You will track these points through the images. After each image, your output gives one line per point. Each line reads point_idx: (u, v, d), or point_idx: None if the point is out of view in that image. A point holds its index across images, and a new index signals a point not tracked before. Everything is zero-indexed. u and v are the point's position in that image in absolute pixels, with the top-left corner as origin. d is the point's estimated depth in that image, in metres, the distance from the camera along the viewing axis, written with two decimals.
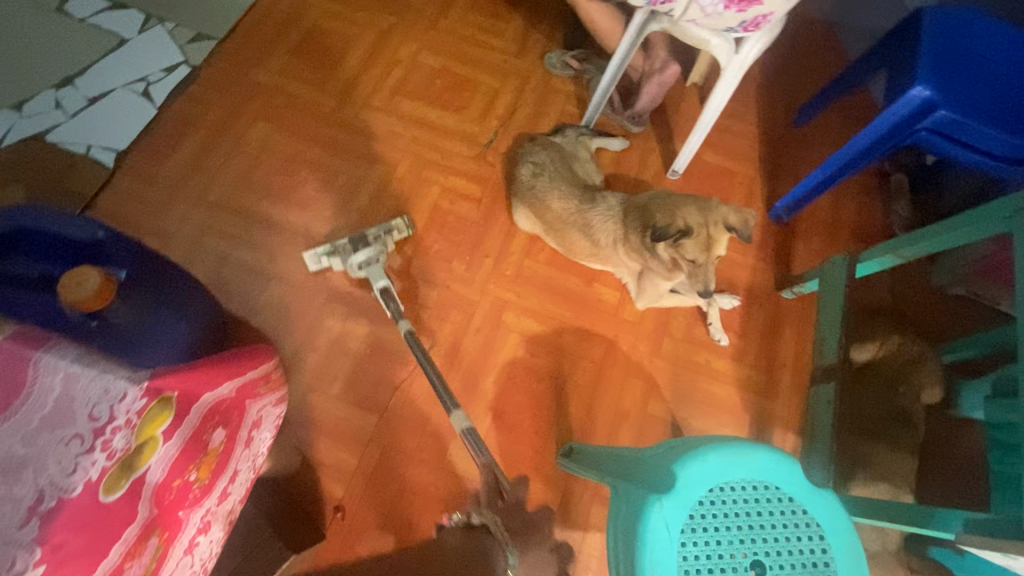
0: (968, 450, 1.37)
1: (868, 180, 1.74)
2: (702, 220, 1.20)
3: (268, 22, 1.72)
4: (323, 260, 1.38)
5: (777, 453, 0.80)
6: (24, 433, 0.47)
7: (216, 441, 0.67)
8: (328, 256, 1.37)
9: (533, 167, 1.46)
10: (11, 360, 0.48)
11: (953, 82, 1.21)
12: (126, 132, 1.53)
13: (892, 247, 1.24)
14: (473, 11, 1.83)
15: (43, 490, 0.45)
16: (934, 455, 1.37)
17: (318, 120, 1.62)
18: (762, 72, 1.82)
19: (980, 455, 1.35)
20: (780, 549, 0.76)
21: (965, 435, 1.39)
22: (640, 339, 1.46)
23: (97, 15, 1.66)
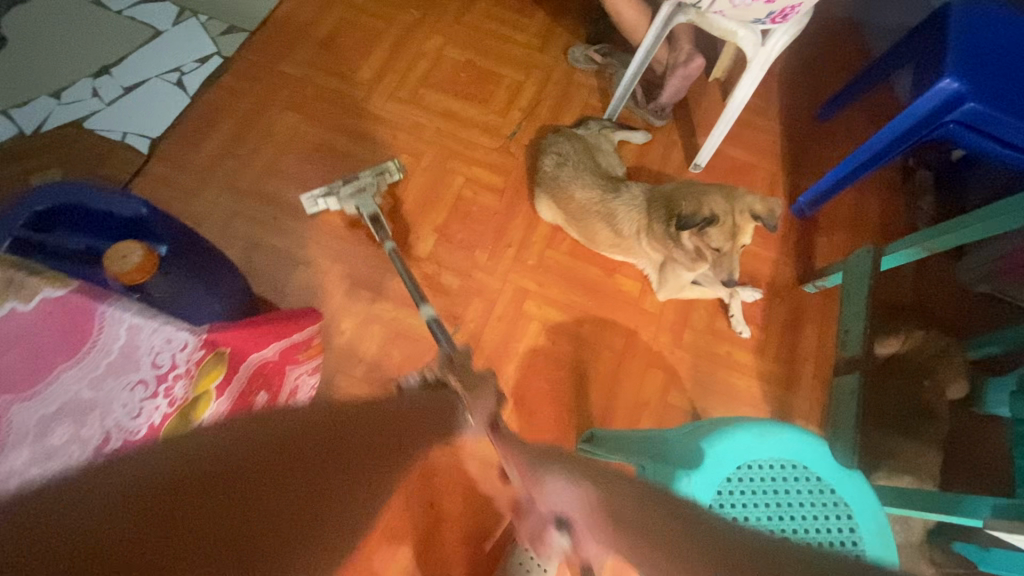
0: (993, 447, 1.36)
1: (892, 177, 1.73)
2: (728, 208, 1.22)
3: (298, 16, 1.76)
4: (319, 201, 1.45)
5: (804, 433, 0.81)
6: (93, 378, 0.55)
7: (259, 399, 0.76)
8: (324, 197, 1.44)
9: (557, 158, 1.48)
10: (79, 309, 0.55)
11: (983, 75, 1.21)
12: (160, 120, 1.58)
13: (918, 240, 1.23)
14: (498, 7, 1.86)
15: (110, 431, 0.54)
16: (959, 452, 1.36)
17: (345, 110, 1.65)
18: (785, 69, 1.82)
19: (1006, 453, 1.34)
20: (808, 528, 0.77)
21: (990, 432, 1.37)
22: (661, 330, 1.46)
23: (134, 7, 1.71)
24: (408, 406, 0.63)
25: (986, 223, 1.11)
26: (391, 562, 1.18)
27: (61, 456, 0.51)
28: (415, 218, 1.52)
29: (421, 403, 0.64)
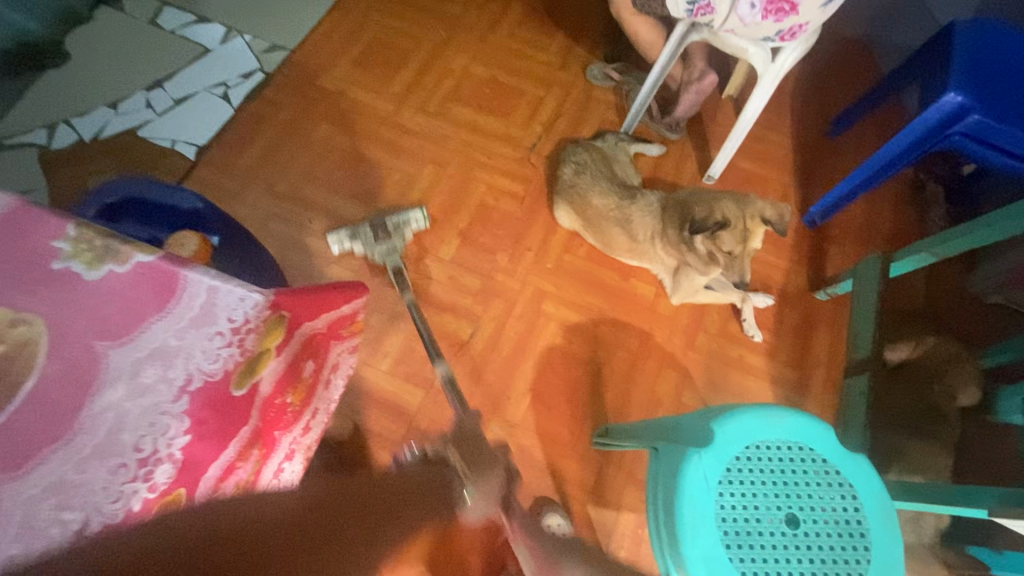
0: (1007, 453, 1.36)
1: (902, 190, 1.78)
2: (738, 213, 1.28)
3: (335, 35, 1.89)
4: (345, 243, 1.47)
5: (810, 417, 0.85)
6: (178, 329, 0.58)
7: (306, 371, 0.77)
8: (350, 240, 1.47)
9: (576, 167, 1.56)
10: (166, 271, 0.60)
11: (986, 89, 1.26)
12: (206, 129, 1.70)
13: (925, 246, 1.28)
14: (521, 28, 1.97)
15: (191, 373, 0.58)
16: (971, 457, 1.37)
17: (376, 122, 1.76)
18: (796, 86, 1.90)
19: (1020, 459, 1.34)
20: (813, 506, 0.80)
21: (1003, 439, 1.38)
22: (675, 333, 1.51)
23: (186, 28, 1.86)
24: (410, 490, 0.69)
25: (990, 228, 1.15)
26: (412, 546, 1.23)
27: (151, 394, 0.55)
28: (440, 222, 1.61)
29: (417, 476, 0.72)
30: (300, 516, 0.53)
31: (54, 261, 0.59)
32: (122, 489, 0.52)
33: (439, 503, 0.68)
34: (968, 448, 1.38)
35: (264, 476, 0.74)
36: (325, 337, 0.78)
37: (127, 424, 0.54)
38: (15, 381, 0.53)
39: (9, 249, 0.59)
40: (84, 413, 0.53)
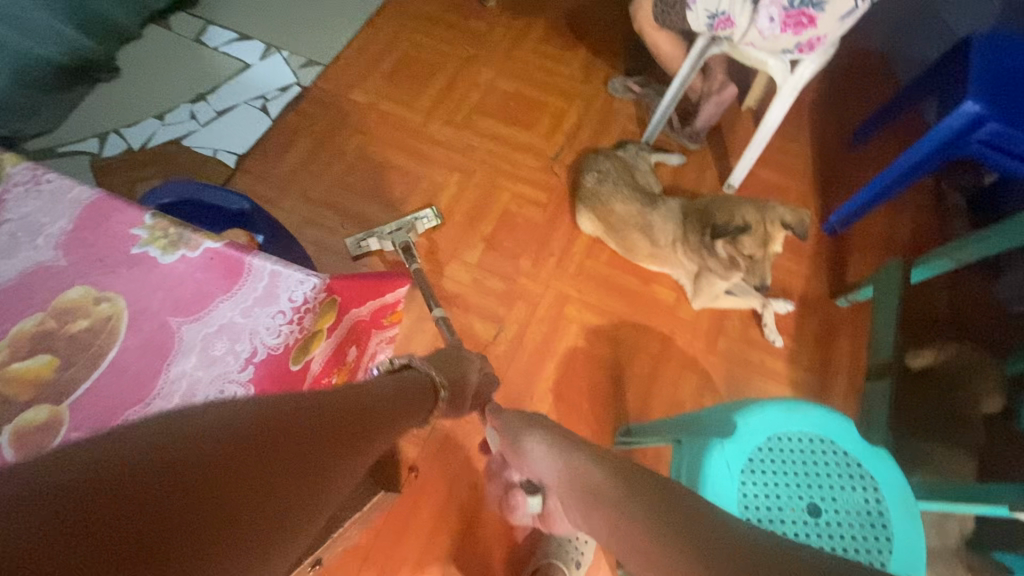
0: None
1: (924, 201, 1.79)
2: (759, 217, 1.31)
3: (367, 52, 1.99)
4: (362, 241, 1.55)
5: (833, 411, 0.87)
6: (244, 307, 0.62)
7: (351, 356, 0.81)
8: (365, 236, 1.56)
9: (598, 175, 1.61)
10: (233, 255, 0.65)
11: (1005, 99, 1.29)
12: (245, 139, 1.79)
13: (945, 252, 1.30)
14: (544, 44, 2.05)
15: (255, 347, 0.61)
16: (999, 463, 1.36)
17: (406, 133, 1.84)
18: (815, 99, 1.93)
19: None
20: (836, 496, 0.83)
21: None
22: (696, 337, 1.54)
23: (228, 45, 1.97)
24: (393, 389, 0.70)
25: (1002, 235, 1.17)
26: (438, 538, 1.26)
27: (220, 364, 0.59)
28: (466, 227, 1.67)
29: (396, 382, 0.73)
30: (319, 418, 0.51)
31: (133, 247, 0.65)
32: None
33: (416, 410, 0.71)
34: (996, 454, 1.37)
35: None
36: (367, 325, 0.83)
37: (196, 391, 0.58)
38: (100, 352, 0.60)
39: (98, 236, 0.66)
40: (161, 379, 0.58)
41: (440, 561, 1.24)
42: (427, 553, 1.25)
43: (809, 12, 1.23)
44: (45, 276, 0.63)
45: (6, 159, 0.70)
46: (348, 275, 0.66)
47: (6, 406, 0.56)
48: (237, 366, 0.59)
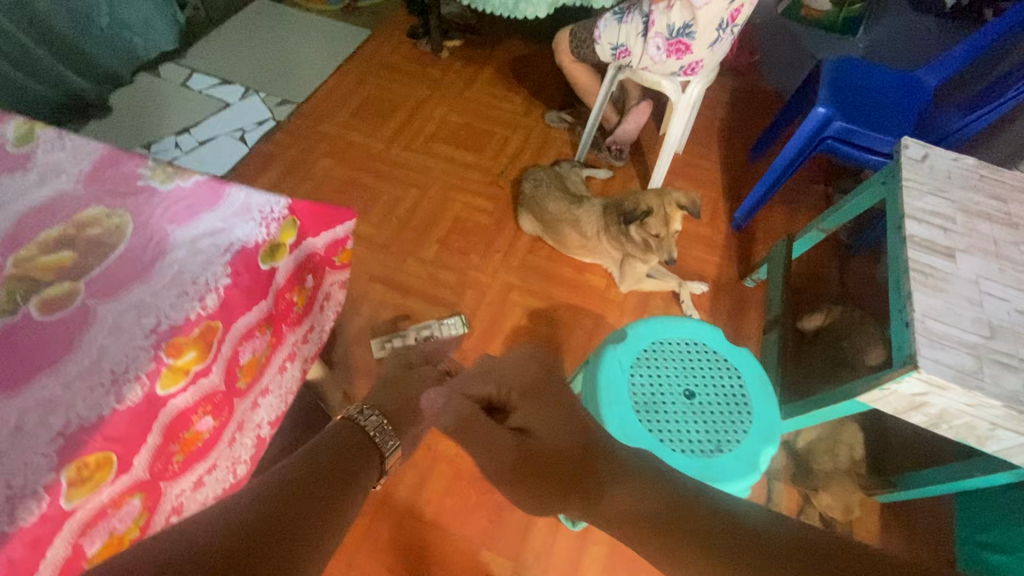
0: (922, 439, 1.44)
1: (818, 200, 2.08)
2: (660, 202, 1.57)
3: (336, 93, 2.28)
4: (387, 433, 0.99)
5: (701, 322, 1.08)
6: (225, 216, 0.82)
7: (309, 283, 1.00)
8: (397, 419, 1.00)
9: (534, 183, 1.88)
10: (215, 185, 0.86)
11: (846, 106, 1.61)
12: (223, 162, 2.01)
13: (815, 223, 1.58)
14: (490, 85, 2.38)
15: (232, 243, 0.79)
16: (891, 439, 1.46)
17: (369, 155, 2.09)
18: (719, 126, 2.29)
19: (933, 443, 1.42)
20: (707, 384, 1.01)
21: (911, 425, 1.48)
22: (624, 314, 1.75)
23: (210, 89, 2.24)
24: (340, 436, 0.79)
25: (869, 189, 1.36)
26: (393, 491, 1.38)
27: (204, 253, 0.78)
28: (422, 230, 1.89)
29: (340, 431, 0.81)
30: (297, 486, 0.63)
31: (138, 180, 0.85)
32: (183, 306, 0.73)
33: (367, 457, 0.77)
34: (887, 428, 1.49)
35: (273, 359, 0.95)
36: (324, 259, 1.02)
37: (186, 271, 0.76)
38: (110, 247, 0.77)
39: (111, 173, 0.85)
40: (158, 262, 0.76)
41: (397, 511, 1.36)
42: (383, 504, 1.36)
43: (685, 41, 1.56)
44: (65, 199, 0.82)
45: (36, 125, 0.91)
46: (300, 198, 0.86)
47: (35, 283, 0.74)
48: (218, 254, 0.78)
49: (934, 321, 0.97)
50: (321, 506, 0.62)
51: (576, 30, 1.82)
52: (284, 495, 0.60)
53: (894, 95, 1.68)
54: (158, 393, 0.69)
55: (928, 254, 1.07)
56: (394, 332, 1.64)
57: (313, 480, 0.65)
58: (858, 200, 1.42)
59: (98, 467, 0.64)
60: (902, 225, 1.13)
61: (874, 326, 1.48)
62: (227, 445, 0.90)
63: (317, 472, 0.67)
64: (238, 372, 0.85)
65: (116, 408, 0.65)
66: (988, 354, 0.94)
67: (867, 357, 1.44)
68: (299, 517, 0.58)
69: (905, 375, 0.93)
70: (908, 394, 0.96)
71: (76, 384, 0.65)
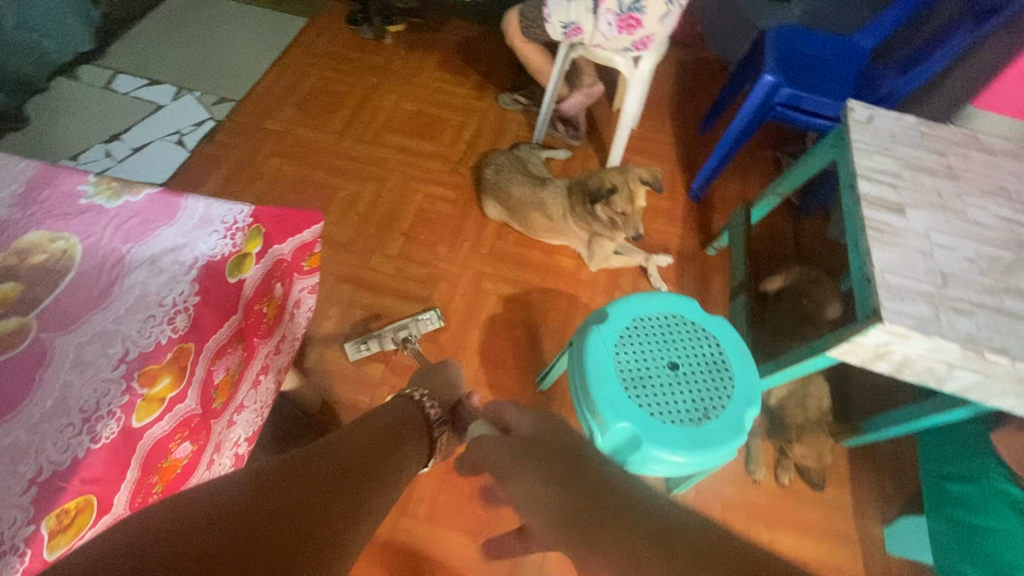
0: (881, 384, 1.54)
1: (768, 166, 2.16)
2: (624, 179, 1.59)
3: (277, 87, 2.17)
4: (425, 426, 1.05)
5: (677, 295, 1.11)
6: (185, 230, 0.77)
7: (278, 292, 0.95)
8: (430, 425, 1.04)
9: (495, 168, 1.86)
10: (169, 197, 0.80)
11: (792, 72, 1.66)
12: (163, 169, 1.89)
13: (771, 188, 1.63)
14: (439, 70, 2.32)
15: (196, 258, 0.75)
16: (853, 387, 1.56)
17: (320, 151, 2.01)
18: (670, 99, 2.33)
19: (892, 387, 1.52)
20: (689, 355, 1.04)
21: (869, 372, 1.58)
22: (596, 293, 1.77)
23: (138, 90, 2.09)
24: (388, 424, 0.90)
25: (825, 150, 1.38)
26: None
27: (167, 271, 0.73)
28: (384, 225, 1.84)
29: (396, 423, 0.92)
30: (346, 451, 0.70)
31: (81, 199, 0.78)
32: (151, 330, 0.68)
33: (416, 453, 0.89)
34: (848, 377, 1.58)
35: (246, 374, 0.91)
36: (292, 265, 0.98)
37: (149, 293, 0.71)
38: (60, 275, 0.71)
39: (48, 194, 0.78)
40: (117, 286, 0.71)
41: (391, 512, 1.34)
42: None
43: (635, 16, 1.55)
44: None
45: None
46: (265, 205, 0.82)
47: None
48: (183, 272, 0.73)
49: (892, 275, 1.03)
50: (369, 475, 0.69)
51: (525, 8, 1.78)
52: (342, 457, 0.68)
53: (835, 60, 1.75)
54: (135, 425, 0.65)
55: (882, 211, 1.13)
56: (367, 333, 1.60)
57: (363, 452, 0.73)
58: (813, 162, 1.45)
59: (79, 512, 0.60)
60: (855, 185, 1.18)
61: (831, 283, 1.54)
62: (208, 469, 0.86)
63: (366, 450, 0.75)
64: (213, 392, 0.81)
65: (91, 448, 0.61)
66: (943, 301, 1.01)
67: (826, 312, 1.50)
68: (354, 475, 0.65)
69: (870, 328, 0.99)
70: (873, 345, 1.02)
71: (43, 426, 0.60)
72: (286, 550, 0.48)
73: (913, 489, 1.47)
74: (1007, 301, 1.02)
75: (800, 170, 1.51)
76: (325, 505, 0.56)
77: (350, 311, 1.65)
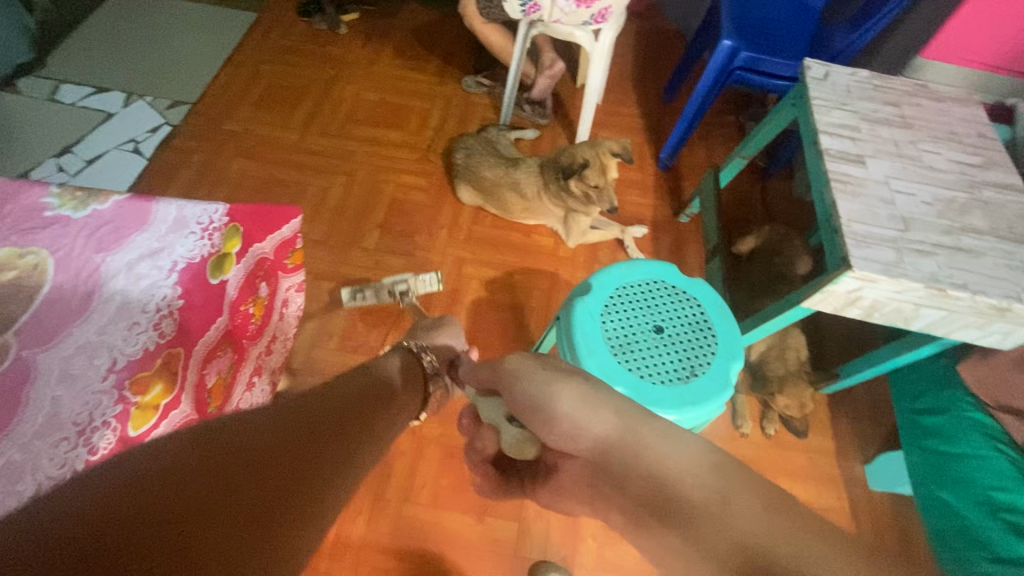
0: (853, 332, 1.61)
1: (732, 131, 2.20)
2: (594, 153, 1.61)
3: (233, 85, 2.11)
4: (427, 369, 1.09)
5: (655, 260, 1.14)
6: (160, 234, 0.76)
7: (262, 292, 0.97)
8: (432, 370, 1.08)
9: (465, 152, 1.85)
10: (138, 203, 0.78)
11: (749, 35, 1.69)
12: (122, 179, 1.82)
13: (737, 151, 1.67)
14: (398, 58, 2.28)
15: (176, 261, 0.75)
16: (827, 336, 1.63)
17: (284, 149, 1.96)
18: (632, 72, 2.34)
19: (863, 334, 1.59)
20: (671, 317, 1.08)
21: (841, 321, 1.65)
22: (576, 268, 1.79)
23: (85, 99, 2.00)
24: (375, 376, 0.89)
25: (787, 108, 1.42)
26: (386, 484, 1.38)
27: (147, 277, 0.73)
28: (358, 219, 1.82)
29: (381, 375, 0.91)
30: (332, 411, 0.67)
31: (46, 211, 0.75)
32: (137, 337, 0.69)
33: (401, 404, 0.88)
34: (823, 328, 1.65)
35: (239, 377, 0.92)
36: (272, 264, 0.99)
37: (131, 300, 0.70)
38: (34, 290, 0.68)
39: (11, 209, 0.74)
40: (96, 296, 0.69)
41: (395, 501, 1.36)
42: (380, 498, 1.36)
43: None
44: None
45: None
46: (240, 203, 0.83)
47: None
48: (164, 277, 0.74)
49: (858, 223, 1.08)
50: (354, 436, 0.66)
51: None
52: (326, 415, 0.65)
53: (789, 21, 1.78)
54: (131, 434, 0.66)
55: (844, 163, 1.17)
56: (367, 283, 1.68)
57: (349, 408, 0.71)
58: (775, 123, 1.49)
59: None
60: (817, 140, 1.22)
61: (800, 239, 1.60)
62: None
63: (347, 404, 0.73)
64: (207, 397, 0.82)
65: (90, 459, 0.61)
66: (906, 245, 1.05)
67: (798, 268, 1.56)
68: (337, 434, 0.63)
69: (841, 276, 1.03)
70: (845, 292, 1.06)
71: (35, 444, 0.59)
72: (284, 478, 0.49)
73: (889, 427, 1.55)
74: (963, 240, 1.08)
75: (763, 131, 1.54)
76: (314, 456, 0.55)
77: (333, 307, 1.64)
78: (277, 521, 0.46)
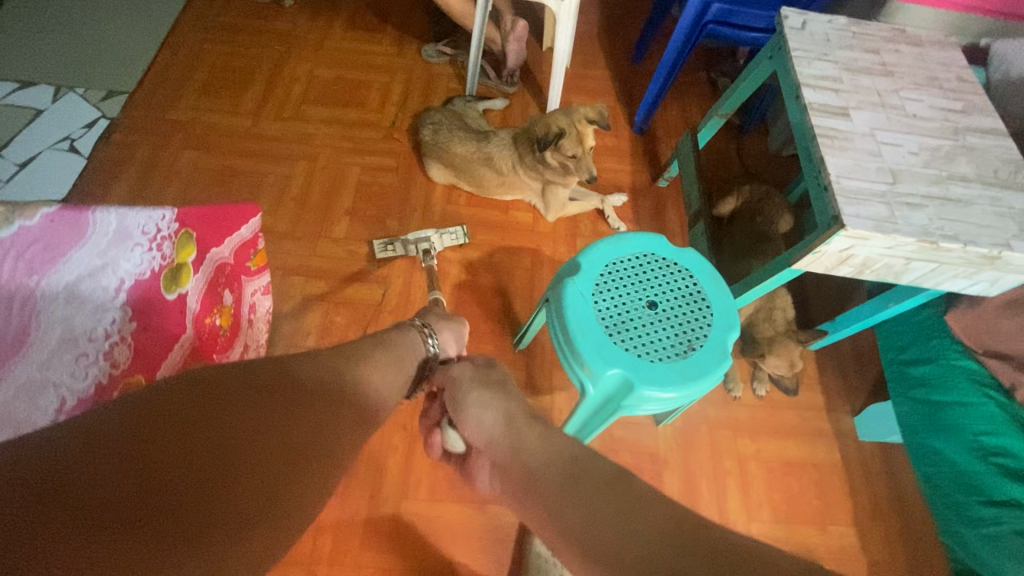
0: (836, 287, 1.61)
1: (704, 88, 2.14)
2: (569, 121, 1.54)
3: (172, 70, 1.94)
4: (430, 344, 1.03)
5: (644, 232, 1.10)
6: (101, 250, 0.73)
7: (227, 298, 0.93)
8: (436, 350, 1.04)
9: (432, 127, 1.75)
10: (70, 215, 0.71)
11: None
12: (60, 182, 1.67)
13: (714, 110, 1.61)
14: (351, 29, 2.13)
15: (123, 279, 0.73)
16: (812, 292, 1.63)
17: (236, 137, 1.83)
18: (599, 31, 2.24)
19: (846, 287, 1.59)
20: (665, 290, 1.04)
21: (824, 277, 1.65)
22: (558, 243, 1.74)
23: (8, 96, 1.81)
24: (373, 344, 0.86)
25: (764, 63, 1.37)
26: (382, 481, 1.34)
27: (93, 299, 0.71)
28: (325, 207, 1.72)
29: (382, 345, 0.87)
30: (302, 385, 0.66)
31: None
32: (86, 364, 0.68)
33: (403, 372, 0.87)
34: (807, 284, 1.65)
35: None
36: (234, 266, 0.95)
37: (74, 325, 0.69)
38: None
39: None
40: (34, 323, 0.66)
41: (392, 498, 1.32)
42: (377, 496, 1.32)
43: None
44: None
45: None
46: (187, 209, 0.79)
47: None
48: (111, 297, 0.72)
49: (847, 180, 1.05)
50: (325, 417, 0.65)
51: None
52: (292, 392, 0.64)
53: None
54: None
55: (829, 117, 1.13)
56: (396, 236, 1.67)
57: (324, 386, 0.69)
58: (752, 79, 1.43)
59: None
60: (799, 94, 1.17)
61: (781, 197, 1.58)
62: None
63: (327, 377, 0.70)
64: None
65: None
66: (896, 198, 1.03)
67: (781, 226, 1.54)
68: (299, 411, 0.62)
69: (833, 236, 1.00)
70: (836, 252, 1.04)
71: None
72: (204, 480, 0.51)
73: (875, 378, 1.57)
74: (951, 188, 1.06)
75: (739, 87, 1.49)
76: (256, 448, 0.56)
77: (308, 303, 1.55)
78: (162, 530, 0.47)
